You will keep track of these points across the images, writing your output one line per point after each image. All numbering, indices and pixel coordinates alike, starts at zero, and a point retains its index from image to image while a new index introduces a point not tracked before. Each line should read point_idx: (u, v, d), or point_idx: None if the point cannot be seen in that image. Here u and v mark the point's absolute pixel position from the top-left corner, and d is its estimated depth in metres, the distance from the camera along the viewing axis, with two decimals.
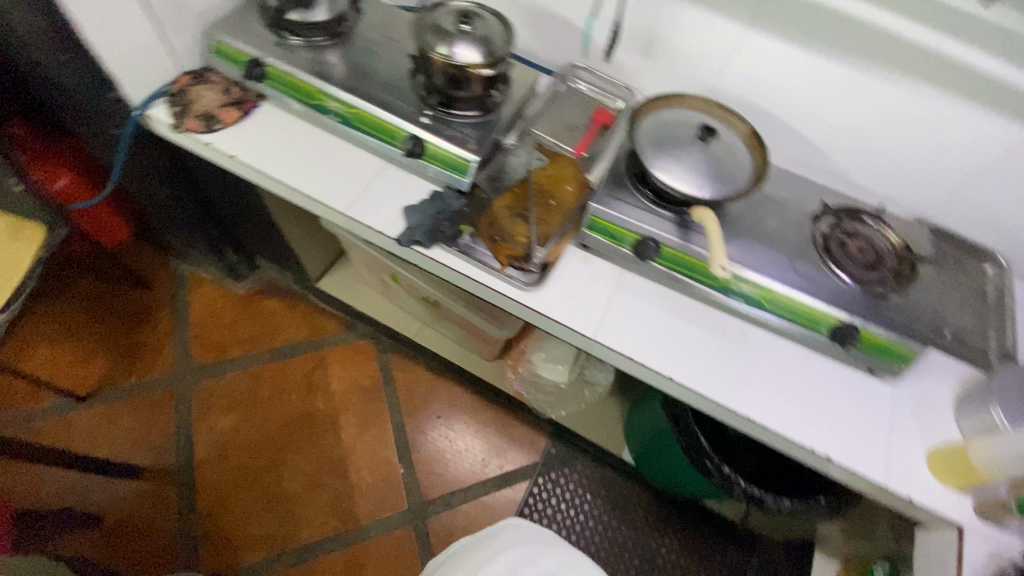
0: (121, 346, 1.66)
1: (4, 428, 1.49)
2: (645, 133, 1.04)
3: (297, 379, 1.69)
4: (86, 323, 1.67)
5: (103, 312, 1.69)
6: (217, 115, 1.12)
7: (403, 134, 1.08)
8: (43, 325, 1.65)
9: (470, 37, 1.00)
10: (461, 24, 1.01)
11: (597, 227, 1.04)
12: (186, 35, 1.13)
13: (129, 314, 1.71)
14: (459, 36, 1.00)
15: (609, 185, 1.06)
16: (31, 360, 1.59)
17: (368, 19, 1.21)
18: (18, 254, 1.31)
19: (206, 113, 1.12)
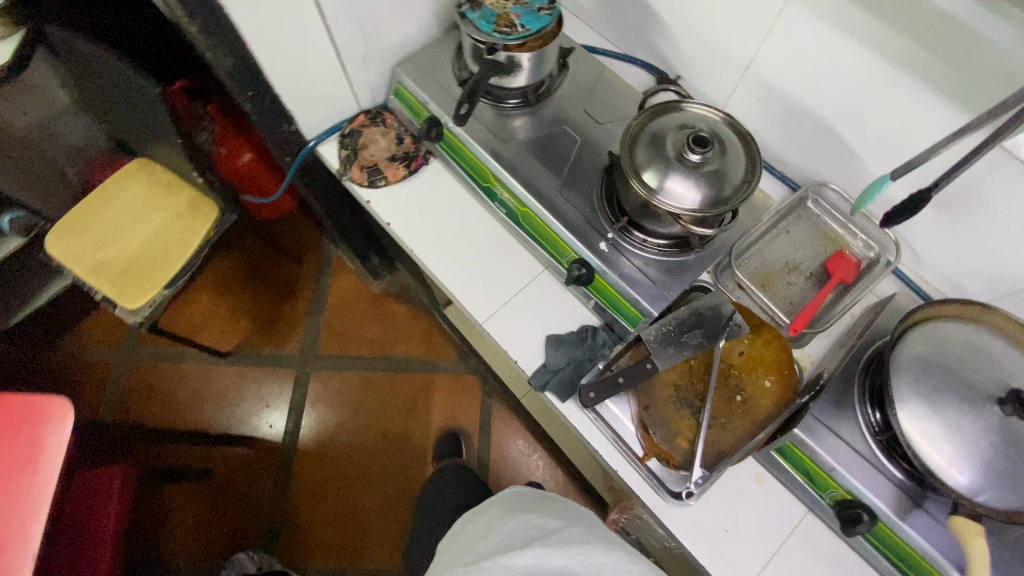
0: (263, 314, 1.76)
1: (164, 363, 1.69)
2: (909, 360, 0.72)
3: (402, 397, 1.67)
4: (242, 283, 1.78)
5: (257, 276, 1.79)
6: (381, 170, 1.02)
7: (572, 255, 0.88)
8: (210, 276, 1.80)
9: (694, 173, 0.75)
10: (690, 152, 0.75)
11: (790, 455, 0.77)
12: (373, 71, 1.01)
13: (277, 284, 1.79)
14: (680, 167, 0.75)
15: (827, 404, 0.77)
16: (194, 306, 1.75)
17: (573, 83, 0.99)
18: (192, 232, 1.39)
19: (371, 163, 1.02)
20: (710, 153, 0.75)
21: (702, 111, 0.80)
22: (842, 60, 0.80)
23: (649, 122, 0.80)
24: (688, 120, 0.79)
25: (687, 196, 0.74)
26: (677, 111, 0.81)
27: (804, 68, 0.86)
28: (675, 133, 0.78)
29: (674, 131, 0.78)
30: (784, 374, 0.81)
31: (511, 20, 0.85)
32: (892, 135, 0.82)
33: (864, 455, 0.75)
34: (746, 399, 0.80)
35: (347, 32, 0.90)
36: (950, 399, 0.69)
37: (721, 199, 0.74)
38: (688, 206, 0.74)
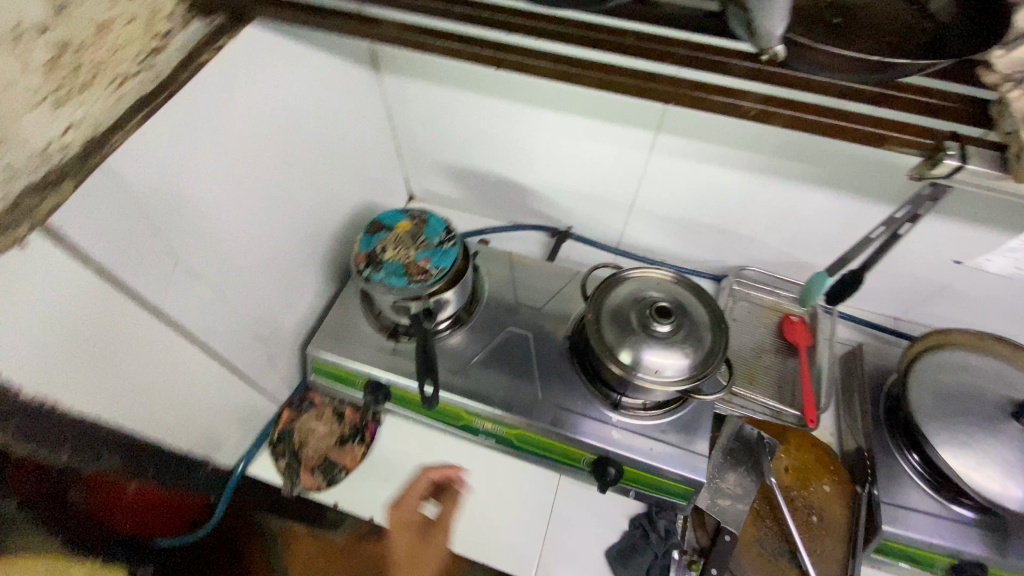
0: None
1: None
2: (928, 411, 0.75)
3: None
4: None
5: None
6: (335, 458, 0.90)
7: (589, 456, 0.82)
8: None
9: (670, 342, 0.74)
10: (656, 322, 0.75)
11: (892, 550, 0.75)
12: (282, 362, 0.89)
13: None
14: (654, 339, 0.74)
15: (885, 479, 0.77)
16: None
17: (492, 281, 0.97)
18: None
19: (325, 458, 0.89)
20: (675, 318, 0.75)
21: (650, 275, 0.82)
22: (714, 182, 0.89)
23: (604, 301, 0.80)
24: (641, 289, 0.80)
25: (669, 367, 0.73)
26: (626, 284, 0.82)
27: (684, 194, 0.94)
28: (634, 307, 0.78)
29: (633, 305, 0.78)
30: (833, 471, 0.82)
31: (421, 266, 0.81)
32: (781, 220, 0.92)
33: (944, 516, 0.74)
34: (821, 516, 0.79)
35: (243, 349, 0.78)
36: (974, 427, 0.73)
37: (700, 360, 0.73)
38: (671, 376, 0.72)
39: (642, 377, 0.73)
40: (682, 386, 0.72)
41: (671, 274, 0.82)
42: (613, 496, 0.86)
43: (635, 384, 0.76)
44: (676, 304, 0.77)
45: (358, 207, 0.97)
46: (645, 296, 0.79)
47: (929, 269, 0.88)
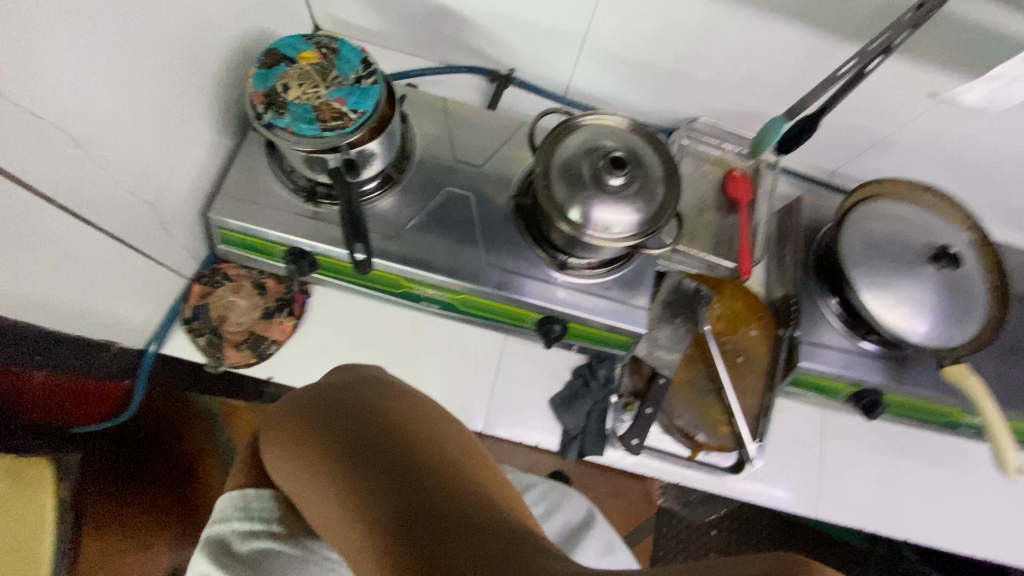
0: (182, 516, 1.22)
1: None
2: (857, 259, 0.79)
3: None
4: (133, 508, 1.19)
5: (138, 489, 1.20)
6: (261, 332, 0.83)
7: (534, 315, 0.81)
8: None
9: (623, 197, 0.69)
10: (608, 175, 0.69)
11: (801, 382, 0.84)
12: (182, 230, 0.76)
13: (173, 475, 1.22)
14: (605, 194, 0.69)
15: (807, 322, 0.83)
16: None
17: (422, 132, 0.85)
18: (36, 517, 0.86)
19: (250, 334, 0.82)
20: (629, 171, 0.70)
21: (603, 122, 0.74)
22: (678, 14, 0.78)
23: (552, 152, 0.72)
24: (593, 139, 0.72)
25: (620, 224, 0.69)
26: (576, 134, 0.73)
27: (642, 29, 0.83)
28: (586, 158, 0.71)
29: (584, 156, 0.71)
30: (761, 316, 0.87)
31: (337, 108, 0.68)
32: (741, 63, 0.85)
33: (851, 350, 0.82)
34: (746, 357, 0.85)
35: (126, 215, 0.65)
36: (894, 272, 0.78)
37: (652, 216, 0.70)
38: (622, 233, 0.69)
39: (592, 235, 0.68)
40: (632, 243, 0.69)
41: (626, 122, 0.74)
42: (556, 352, 0.88)
43: (583, 242, 0.72)
44: (630, 155, 0.71)
45: (250, 36, 0.78)
46: (595, 147, 0.72)
47: (875, 119, 0.87)
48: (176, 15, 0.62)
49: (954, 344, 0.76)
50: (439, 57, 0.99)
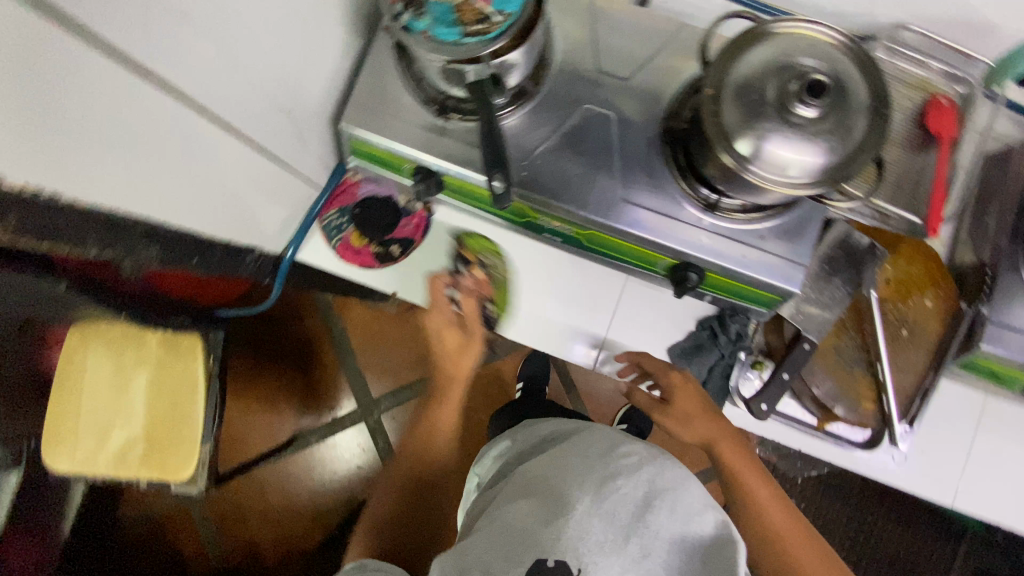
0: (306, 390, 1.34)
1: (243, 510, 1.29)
2: None
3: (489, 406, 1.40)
4: (268, 379, 1.33)
5: (270, 363, 1.34)
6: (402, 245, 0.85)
7: (669, 260, 0.74)
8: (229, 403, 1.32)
9: (811, 134, 0.57)
10: (797, 102, 0.56)
11: (974, 366, 0.72)
12: (317, 137, 0.75)
13: (298, 356, 1.35)
14: (791, 127, 0.57)
15: (1005, 299, 0.69)
16: (241, 429, 1.32)
17: (563, 35, 0.74)
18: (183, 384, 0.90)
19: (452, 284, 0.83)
20: (824, 97, 0.56)
21: (801, 34, 0.60)
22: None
23: (730, 70, 0.59)
24: (785, 55, 0.59)
25: (801, 167, 0.57)
26: (760, 47, 0.60)
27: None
28: (773, 80, 0.58)
29: (771, 78, 0.58)
30: (940, 286, 0.74)
31: (478, 11, 0.60)
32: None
33: None
34: (911, 330, 0.73)
35: (267, 122, 0.63)
36: None
37: (842, 161, 0.58)
38: (800, 177, 0.58)
39: (758, 177, 0.58)
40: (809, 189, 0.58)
41: (827, 34, 0.60)
42: (682, 298, 0.81)
43: (746, 183, 0.61)
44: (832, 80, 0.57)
45: None
46: (784, 66, 0.58)
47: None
48: None
49: None
50: None
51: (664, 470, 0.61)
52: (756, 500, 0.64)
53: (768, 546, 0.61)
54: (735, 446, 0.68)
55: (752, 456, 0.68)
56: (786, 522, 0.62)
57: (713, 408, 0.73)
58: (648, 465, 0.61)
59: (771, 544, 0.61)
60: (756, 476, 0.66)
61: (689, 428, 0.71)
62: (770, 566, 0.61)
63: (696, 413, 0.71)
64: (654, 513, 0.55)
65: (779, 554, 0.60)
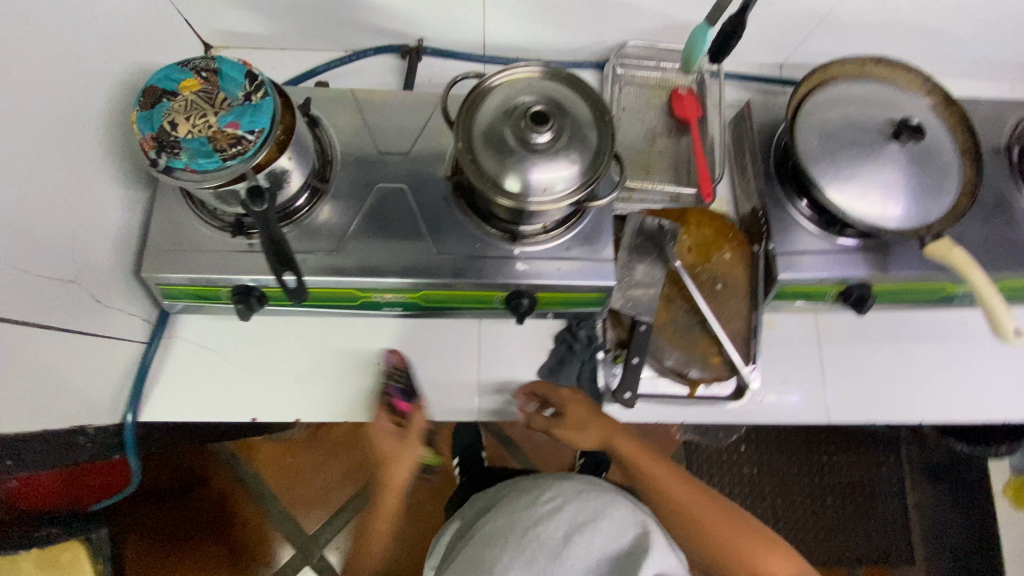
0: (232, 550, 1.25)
1: None
2: (816, 155, 0.74)
3: (430, 494, 1.35)
4: (189, 552, 1.24)
5: (187, 536, 1.25)
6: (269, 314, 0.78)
7: (501, 294, 0.78)
8: None
9: (554, 154, 0.65)
10: (534, 133, 0.64)
11: (786, 294, 0.81)
12: (125, 293, 0.73)
13: (214, 517, 1.27)
14: (537, 156, 0.64)
15: (779, 231, 0.79)
16: None
17: (340, 131, 0.80)
18: None
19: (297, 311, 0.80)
20: (553, 122, 0.65)
21: (518, 77, 0.69)
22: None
23: (469, 128, 0.67)
24: (505, 99, 0.67)
25: (565, 181, 0.65)
26: (490, 97, 0.68)
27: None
28: (504, 122, 0.66)
29: (501, 121, 0.66)
30: (732, 238, 0.83)
31: (230, 134, 0.63)
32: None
33: (828, 250, 0.79)
34: (724, 282, 0.82)
35: (50, 297, 0.62)
36: (857, 158, 0.73)
37: (592, 163, 0.66)
38: (568, 189, 0.65)
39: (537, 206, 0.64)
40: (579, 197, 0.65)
41: (539, 70, 0.69)
42: (535, 324, 0.85)
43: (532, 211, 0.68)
44: (549, 106, 0.66)
45: (133, 75, 0.73)
46: (514, 107, 0.67)
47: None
48: (23, 73, 0.57)
49: (931, 218, 0.73)
50: (342, 45, 0.94)
51: (588, 503, 0.70)
52: (675, 496, 0.73)
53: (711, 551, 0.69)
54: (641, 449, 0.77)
55: (665, 459, 0.78)
56: (710, 510, 0.72)
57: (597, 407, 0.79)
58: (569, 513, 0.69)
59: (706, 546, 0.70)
60: (672, 478, 0.75)
61: (587, 434, 0.77)
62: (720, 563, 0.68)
63: (591, 418, 0.77)
64: (578, 544, 0.64)
65: (720, 553, 0.68)
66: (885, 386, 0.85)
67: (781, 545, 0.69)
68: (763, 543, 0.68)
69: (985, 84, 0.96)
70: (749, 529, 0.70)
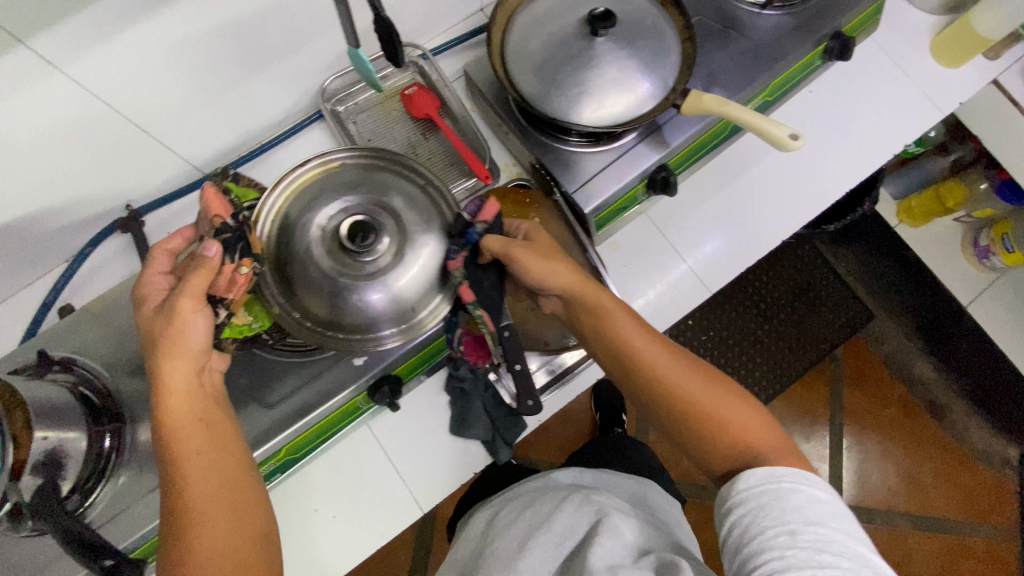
0: None
1: None
2: (543, 92, 0.72)
3: None
4: None
5: None
6: (224, 295, 0.57)
7: (361, 395, 0.73)
8: None
9: (396, 260, 0.60)
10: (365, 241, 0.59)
11: (606, 218, 0.81)
12: None
13: None
14: (378, 270, 0.60)
15: (563, 172, 0.78)
16: None
17: (102, 351, 0.72)
18: None
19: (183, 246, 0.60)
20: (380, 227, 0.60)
21: (330, 174, 0.65)
22: (180, 25, 0.65)
23: (292, 283, 0.61)
24: (312, 227, 0.61)
25: (415, 286, 0.61)
26: (307, 214, 0.62)
27: (173, 65, 0.69)
28: (322, 256, 0.60)
29: (321, 262, 0.59)
30: (531, 203, 0.83)
31: None
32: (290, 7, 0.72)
33: (614, 158, 0.78)
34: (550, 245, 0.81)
35: None
36: (578, 72, 0.72)
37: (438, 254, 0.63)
38: (415, 295, 0.62)
39: (395, 328, 0.62)
40: (451, 289, 0.64)
41: (355, 161, 0.66)
42: (419, 389, 0.81)
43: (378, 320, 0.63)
44: (370, 207, 0.61)
45: None
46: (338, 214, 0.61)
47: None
48: None
49: (672, 82, 0.73)
50: (61, 256, 0.84)
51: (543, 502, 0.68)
52: (647, 360, 0.61)
53: (689, 421, 0.58)
54: (615, 305, 0.63)
55: (654, 331, 0.63)
56: (698, 385, 0.59)
57: (560, 248, 0.68)
58: (534, 504, 0.68)
59: (685, 417, 0.58)
60: (663, 351, 0.62)
61: (558, 267, 0.65)
62: (692, 429, 0.58)
63: (558, 250, 0.67)
64: (536, 543, 0.61)
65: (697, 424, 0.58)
66: (742, 235, 0.89)
67: (762, 415, 0.58)
68: (747, 412, 0.58)
69: None
70: (720, 387, 0.60)
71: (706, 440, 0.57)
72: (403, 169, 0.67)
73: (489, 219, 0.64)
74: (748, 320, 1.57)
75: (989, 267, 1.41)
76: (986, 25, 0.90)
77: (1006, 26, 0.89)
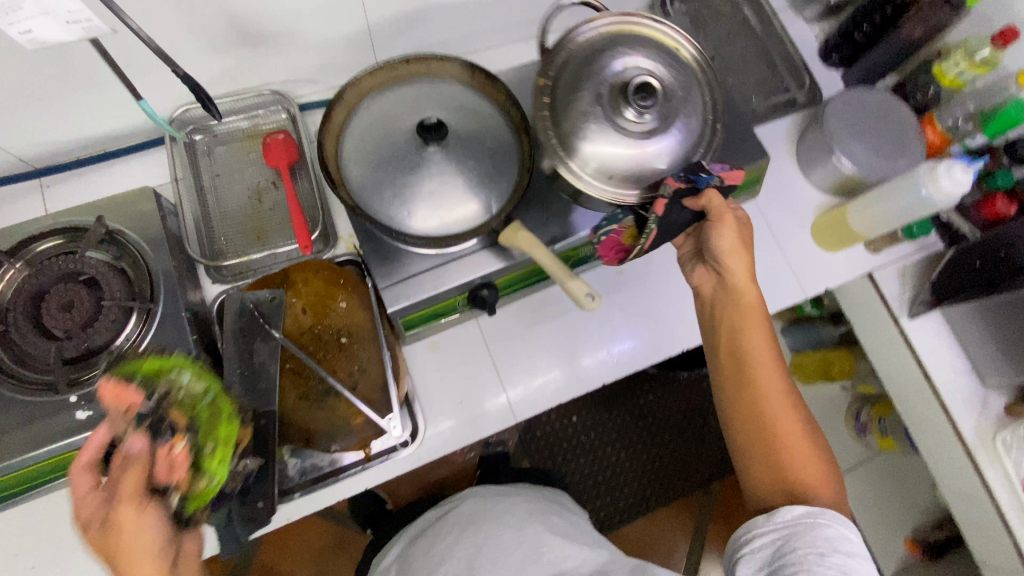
0: None
1: None
2: (363, 188, 0.70)
3: None
4: None
5: None
6: (166, 481, 0.52)
7: (81, 450, 0.67)
8: None
9: (646, 135, 0.65)
10: (634, 104, 0.63)
11: (414, 321, 0.78)
12: None
13: None
14: (633, 130, 0.64)
15: (378, 265, 0.73)
16: None
17: None
18: None
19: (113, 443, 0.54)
20: (653, 101, 0.63)
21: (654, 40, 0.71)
22: None
23: (580, 73, 0.67)
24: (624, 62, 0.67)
25: (643, 152, 0.65)
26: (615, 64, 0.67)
27: None
28: (603, 100, 0.65)
29: (592, 101, 0.65)
30: (344, 284, 0.78)
31: None
32: (136, 46, 0.70)
33: (437, 263, 0.74)
34: (350, 334, 0.76)
35: None
36: (401, 176, 0.69)
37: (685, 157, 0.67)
38: (597, 180, 0.66)
39: (577, 169, 0.66)
40: (650, 197, 0.66)
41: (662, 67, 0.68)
42: None
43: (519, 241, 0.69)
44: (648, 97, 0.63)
45: None
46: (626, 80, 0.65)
47: (331, 12, 0.77)
48: None
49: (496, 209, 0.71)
50: None
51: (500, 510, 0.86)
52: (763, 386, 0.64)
53: (767, 449, 0.63)
54: (757, 324, 0.67)
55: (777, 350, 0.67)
56: (805, 437, 0.63)
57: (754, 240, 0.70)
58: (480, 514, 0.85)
59: (764, 434, 0.63)
60: (783, 399, 0.64)
61: (739, 259, 0.68)
62: (757, 440, 0.63)
63: (747, 245, 0.69)
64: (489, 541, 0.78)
65: (777, 450, 0.62)
66: (566, 365, 0.87)
67: (828, 472, 0.62)
68: (814, 455, 0.62)
69: (573, 36, 1.00)
70: (813, 442, 0.63)
71: (767, 457, 0.63)
72: (698, 75, 0.71)
73: (730, 181, 0.67)
74: (626, 428, 1.45)
75: (866, 446, 1.36)
76: (858, 221, 0.89)
77: (879, 228, 0.87)
